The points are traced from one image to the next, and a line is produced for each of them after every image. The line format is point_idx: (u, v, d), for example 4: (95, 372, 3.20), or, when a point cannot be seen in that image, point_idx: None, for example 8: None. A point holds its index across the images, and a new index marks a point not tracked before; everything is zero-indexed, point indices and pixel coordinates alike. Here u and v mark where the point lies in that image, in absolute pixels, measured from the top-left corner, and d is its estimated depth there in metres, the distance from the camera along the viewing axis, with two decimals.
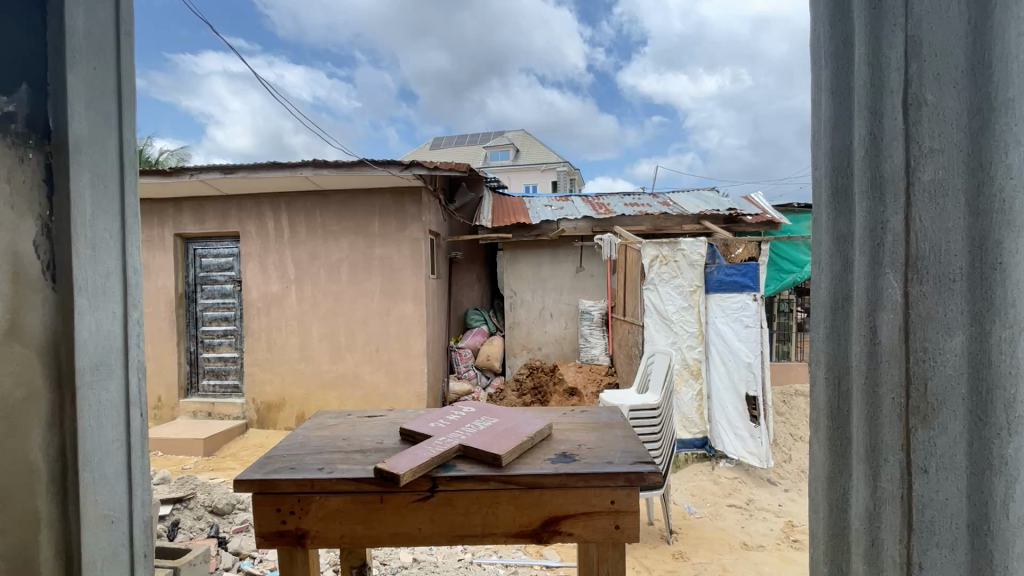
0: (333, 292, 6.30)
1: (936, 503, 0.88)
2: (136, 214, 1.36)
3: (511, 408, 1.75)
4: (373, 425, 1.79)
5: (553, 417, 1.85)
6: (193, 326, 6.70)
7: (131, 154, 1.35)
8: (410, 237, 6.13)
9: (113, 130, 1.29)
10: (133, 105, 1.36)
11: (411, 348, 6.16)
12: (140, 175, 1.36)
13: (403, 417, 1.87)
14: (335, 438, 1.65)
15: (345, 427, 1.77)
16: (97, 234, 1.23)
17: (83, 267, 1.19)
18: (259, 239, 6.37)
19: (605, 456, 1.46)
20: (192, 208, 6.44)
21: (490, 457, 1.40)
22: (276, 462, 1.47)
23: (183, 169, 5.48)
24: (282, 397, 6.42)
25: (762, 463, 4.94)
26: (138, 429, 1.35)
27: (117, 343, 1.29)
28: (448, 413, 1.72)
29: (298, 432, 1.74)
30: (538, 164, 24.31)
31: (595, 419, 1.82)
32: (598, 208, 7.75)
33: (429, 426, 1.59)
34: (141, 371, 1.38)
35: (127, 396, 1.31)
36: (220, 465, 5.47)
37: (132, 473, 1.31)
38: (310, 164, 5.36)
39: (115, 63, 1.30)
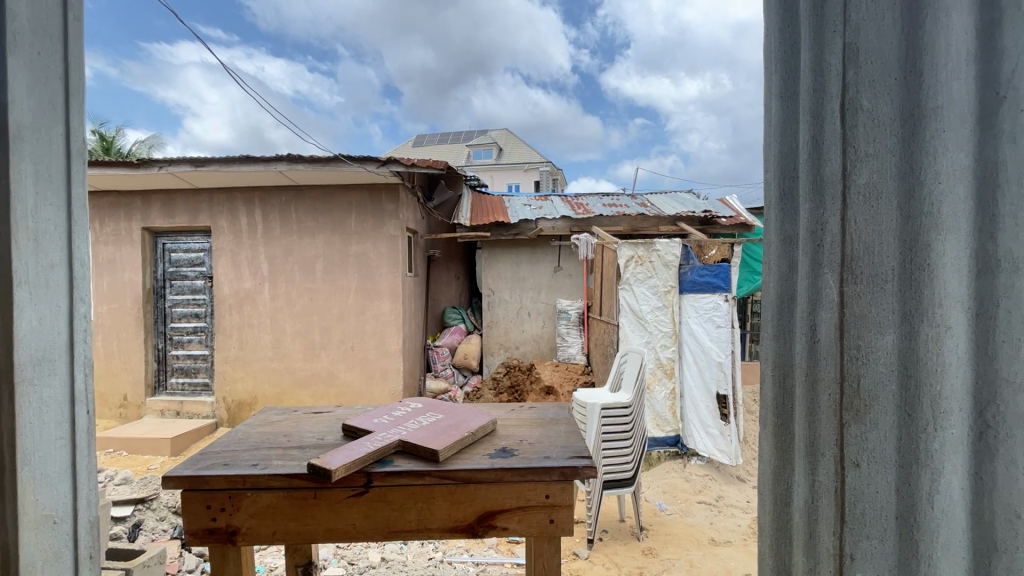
0: (308, 289, 6.21)
1: (866, 497, 0.91)
2: (85, 206, 1.32)
3: (457, 404, 1.75)
4: (319, 421, 1.76)
5: (501, 414, 1.85)
6: (161, 322, 6.54)
7: (80, 142, 1.30)
8: (387, 235, 6.08)
9: (60, 117, 1.24)
10: (83, 93, 1.32)
11: (387, 346, 6.11)
12: (88, 165, 1.31)
13: (350, 413, 1.86)
14: (275, 434, 1.63)
15: (291, 424, 1.75)
16: (41, 224, 1.19)
17: (23, 258, 1.15)
18: (231, 234, 6.24)
19: (542, 451, 1.47)
20: (162, 201, 6.29)
21: (429, 454, 1.38)
22: (212, 457, 1.45)
23: (152, 161, 5.34)
24: (254, 395, 6.30)
25: (733, 461, 5.02)
26: (86, 428, 1.31)
27: (64, 339, 1.25)
28: (393, 409, 1.70)
29: (247, 428, 1.71)
30: (521, 164, 24.37)
31: (542, 415, 1.83)
32: (577, 208, 7.79)
33: (372, 421, 1.58)
34: (90, 368, 1.33)
35: (74, 393, 1.27)
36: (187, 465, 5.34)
37: (77, 474, 1.26)
38: (285, 159, 5.28)
39: (62, 49, 1.26)
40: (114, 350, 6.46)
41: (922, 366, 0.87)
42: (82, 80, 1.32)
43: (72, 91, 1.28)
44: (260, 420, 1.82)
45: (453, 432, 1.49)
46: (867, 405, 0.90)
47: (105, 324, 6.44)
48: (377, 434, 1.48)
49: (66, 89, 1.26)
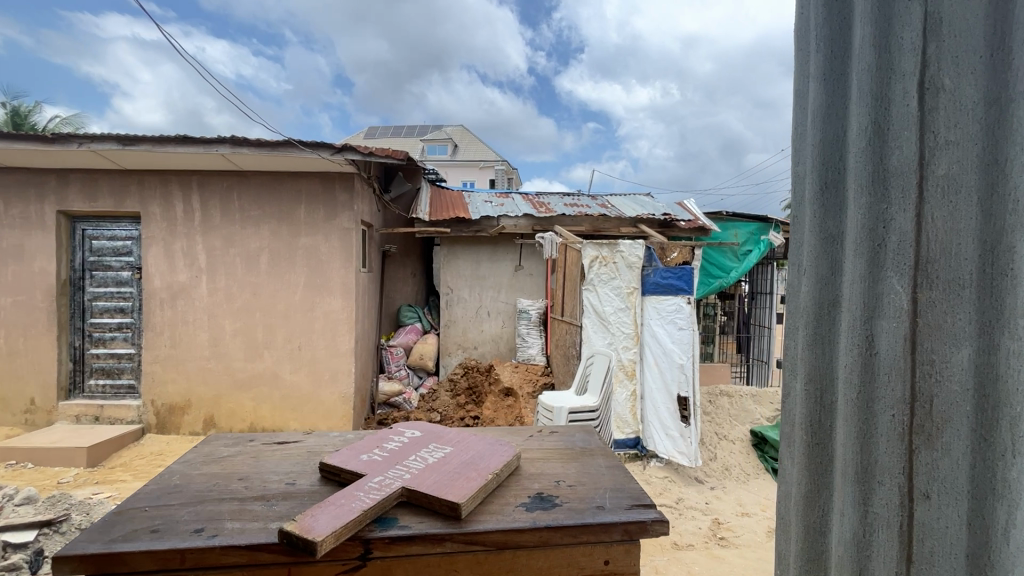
0: (251, 284, 5.74)
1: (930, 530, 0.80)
2: None
3: (464, 433, 1.53)
4: (280, 456, 1.51)
5: (517, 442, 1.66)
6: (79, 318, 5.87)
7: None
8: (340, 227, 5.70)
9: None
10: None
11: (338, 347, 5.74)
12: None
13: (320, 445, 1.61)
14: (226, 479, 1.36)
15: (246, 463, 1.47)
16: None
17: None
18: (164, 223, 5.67)
19: (592, 500, 1.28)
20: (82, 182, 5.63)
21: (443, 508, 1.16)
22: (134, 522, 1.17)
23: (71, 137, 4.73)
24: (187, 398, 5.77)
25: (692, 463, 5.09)
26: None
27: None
28: (384, 442, 1.47)
29: (187, 472, 1.41)
30: (477, 161, 24.23)
31: (569, 445, 1.63)
32: (539, 207, 7.70)
33: (361, 460, 1.33)
34: None
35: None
36: (107, 478, 4.80)
37: None
38: (227, 141, 4.82)
39: None
40: (20, 348, 5.73)
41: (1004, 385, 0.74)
42: None
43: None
44: (207, 456, 1.52)
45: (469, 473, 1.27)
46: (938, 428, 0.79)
47: (10, 319, 5.69)
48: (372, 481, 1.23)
49: None
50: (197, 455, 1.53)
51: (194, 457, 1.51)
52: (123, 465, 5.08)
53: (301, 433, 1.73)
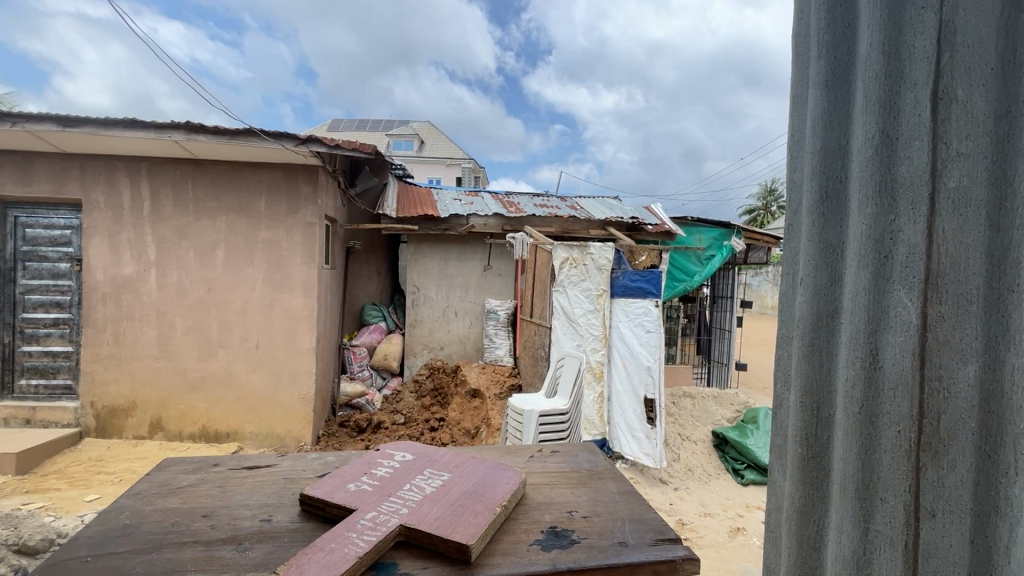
0: (205, 279, 5.42)
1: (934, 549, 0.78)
2: None
3: (461, 456, 1.42)
4: (246, 483, 1.37)
5: (520, 464, 1.56)
6: (10, 312, 5.39)
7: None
8: (302, 221, 5.46)
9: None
10: None
11: (299, 346, 5.50)
12: None
13: (291, 468, 1.48)
14: (187, 517, 1.19)
15: (210, 495, 1.30)
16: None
17: None
18: (109, 212, 5.29)
19: (613, 535, 1.17)
20: (16, 164, 5.17)
21: (448, 547, 1.03)
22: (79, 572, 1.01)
23: (3, 116, 4.33)
24: (132, 400, 5.40)
25: (656, 463, 5.17)
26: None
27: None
28: (372, 470, 1.34)
29: (139, 508, 1.24)
30: (444, 159, 24.05)
31: (577, 468, 1.54)
32: (508, 206, 7.65)
33: (349, 494, 1.20)
34: None
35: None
36: (38, 486, 4.42)
37: None
38: (182, 128, 4.53)
39: None
40: None
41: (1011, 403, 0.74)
42: None
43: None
44: (165, 487, 1.35)
45: (474, 506, 1.16)
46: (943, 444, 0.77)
47: None
48: (364, 518, 1.10)
49: None
50: (154, 485, 1.37)
51: (152, 489, 1.35)
52: (58, 473, 4.69)
53: (272, 455, 1.58)
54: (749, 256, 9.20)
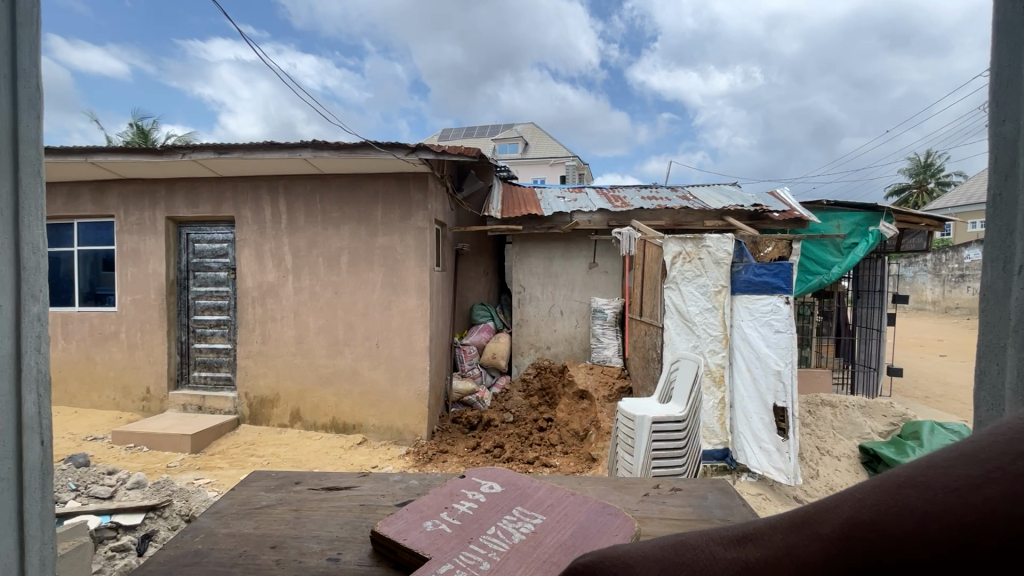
0: (332, 284, 5.95)
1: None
2: (41, 182, 1.24)
3: (554, 492, 1.31)
4: (324, 513, 1.40)
5: (633, 506, 1.41)
6: (185, 314, 6.39)
7: (30, 126, 1.21)
8: (414, 227, 5.74)
9: (4, 97, 1.15)
10: (33, 59, 1.22)
11: (413, 345, 5.79)
12: (43, 153, 1.24)
13: (379, 501, 1.48)
14: (256, 548, 1.22)
15: (285, 521, 1.35)
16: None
17: None
18: (255, 226, 6.01)
19: None
20: (186, 189, 6.11)
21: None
22: None
23: (175, 148, 5.12)
24: (277, 392, 6.08)
25: (790, 481, 4.56)
26: (35, 465, 1.22)
27: (6, 349, 1.16)
28: (454, 505, 1.29)
29: (213, 530, 1.30)
30: (548, 159, 24.10)
31: (706, 516, 1.35)
32: (614, 200, 7.36)
33: (423, 537, 1.15)
34: (41, 386, 1.25)
35: (19, 419, 1.18)
36: (207, 464, 5.17)
37: (24, 521, 1.18)
38: (310, 146, 4.99)
39: (9, 37, 1.17)
40: (137, 341, 6.34)
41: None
42: (33, 45, 1.22)
43: (16, 51, 1.18)
44: (244, 506, 1.44)
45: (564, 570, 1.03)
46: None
47: (129, 315, 6.32)
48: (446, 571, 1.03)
49: (13, 47, 1.18)
50: (235, 502, 1.46)
51: (232, 508, 1.43)
52: (221, 454, 5.45)
53: (354, 477, 1.66)
54: (903, 243, 7.86)
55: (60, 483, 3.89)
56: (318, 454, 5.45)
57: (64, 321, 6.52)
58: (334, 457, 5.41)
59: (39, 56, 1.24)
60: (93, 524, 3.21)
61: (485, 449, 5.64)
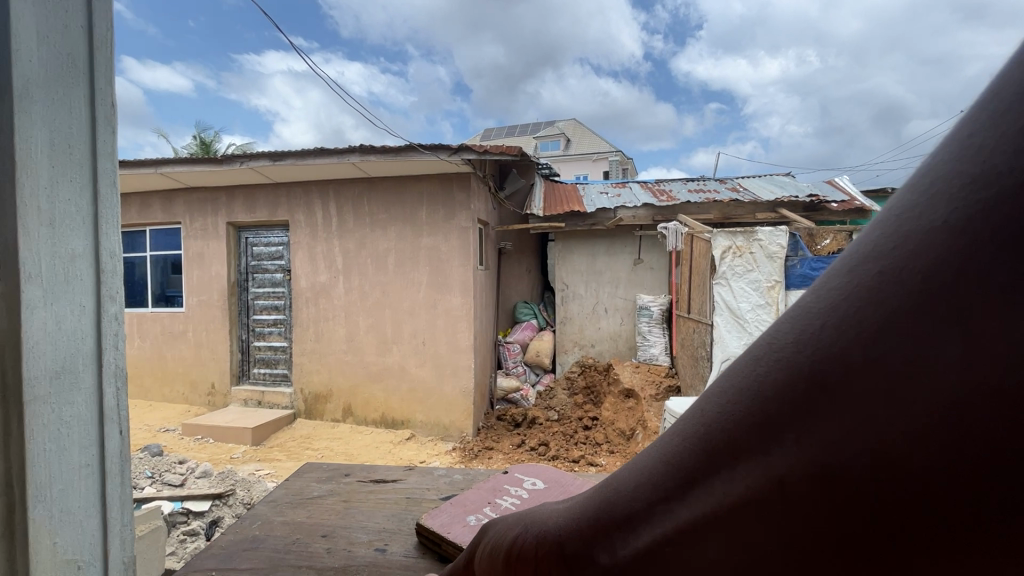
0: (380, 284, 6.12)
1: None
2: (115, 191, 1.34)
3: None
4: (372, 505, 1.45)
5: None
6: (245, 314, 6.76)
7: (106, 143, 1.31)
8: (458, 226, 5.81)
9: (84, 116, 1.26)
10: (107, 76, 1.32)
11: (458, 343, 5.88)
12: (116, 163, 1.34)
13: (423, 494, 1.51)
14: (308, 536, 1.27)
15: (335, 511, 1.40)
16: (58, 206, 1.18)
17: (36, 255, 1.13)
18: (307, 229, 6.27)
19: None
20: (244, 195, 6.45)
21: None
22: (248, 563, 1.15)
23: (234, 157, 5.41)
24: (330, 388, 6.33)
25: None
26: (114, 453, 1.33)
27: (89, 346, 1.26)
28: (497, 499, 1.31)
29: (270, 518, 1.37)
30: (591, 155, 23.83)
31: None
32: (660, 195, 7.18)
33: (467, 531, 1.16)
34: (118, 380, 1.36)
35: (100, 410, 1.29)
36: (267, 456, 5.46)
37: (106, 505, 1.29)
38: (357, 150, 5.14)
39: (88, 57, 1.27)
40: (203, 340, 6.77)
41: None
42: (107, 65, 1.33)
43: (94, 71, 1.28)
44: (298, 496, 1.50)
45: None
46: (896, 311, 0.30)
47: (195, 315, 6.75)
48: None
49: (91, 66, 1.28)
50: (288, 493, 1.53)
51: (286, 498, 1.49)
52: (279, 446, 5.73)
53: (400, 471, 1.70)
54: None
55: (137, 470, 4.21)
56: (368, 448, 5.63)
57: (140, 321, 7.05)
58: (384, 451, 5.57)
59: (112, 74, 1.35)
60: (167, 509, 3.46)
61: (530, 447, 5.65)
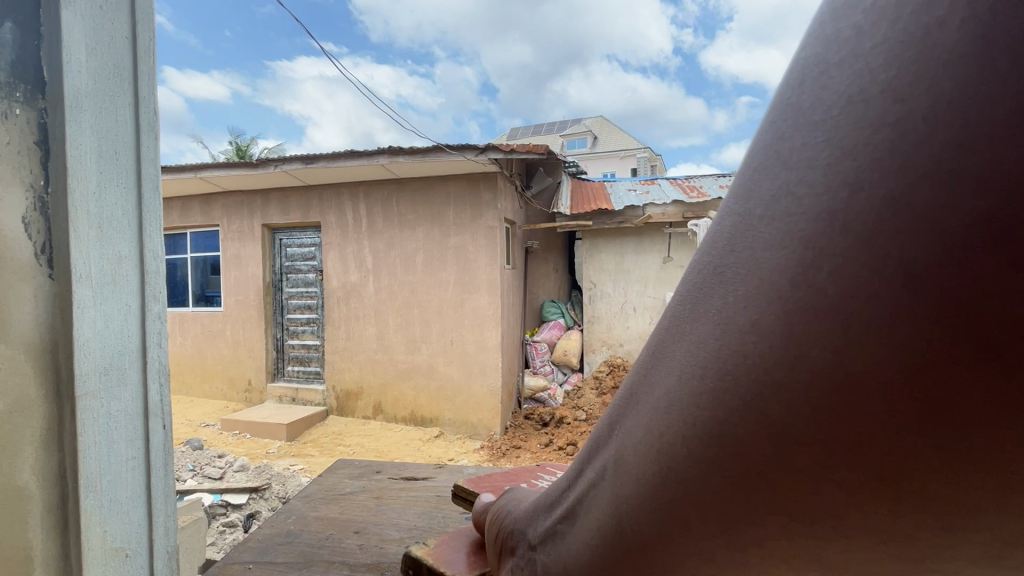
0: (408, 283, 6.20)
1: (800, 496, 0.36)
2: (156, 195, 1.39)
3: None
4: (401, 503, 1.46)
5: None
6: (280, 313, 6.96)
7: (150, 148, 1.37)
8: (485, 226, 5.84)
9: (129, 124, 1.31)
10: (149, 84, 1.38)
11: (486, 342, 5.90)
12: (158, 167, 1.39)
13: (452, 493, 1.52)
14: (341, 532, 1.30)
15: (366, 508, 1.43)
16: (105, 209, 1.23)
17: (86, 257, 1.19)
18: (339, 229, 6.40)
19: None
20: (278, 198, 6.63)
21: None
22: (283, 557, 1.18)
23: (268, 161, 5.57)
24: (360, 386, 6.45)
25: None
26: (159, 446, 1.39)
27: (135, 343, 1.32)
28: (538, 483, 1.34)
29: (304, 513, 1.40)
30: (619, 152, 23.55)
31: None
32: (690, 191, 7.05)
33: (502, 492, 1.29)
34: (162, 376, 1.42)
35: (145, 406, 1.34)
36: (300, 451, 5.61)
37: (151, 496, 1.35)
38: (386, 152, 5.22)
39: (132, 67, 1.33)
40: (240, 338, 7.02)
41: (908, 81, 0.30)
42: (150, 73, 1.38)
43: (138, 80, 1.34)
44: (331, 492, 1.54)
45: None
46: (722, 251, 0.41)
47: (233, 314, 6.99)
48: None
49: (134, 74, 1.33)
50: (322, 488, 1.56)
51: (320, 493, 1.53)
52: (312, 442, 5.88)
53: (430, 468, 1.73)
54: None
55: (179, 463, 4.40)
56: (398, 445, 5.72)
57: (181, 319, 7.36)
58: (413, 449, 5.65)
59: (154, 81, 1.40)
60: (208, 501, 3.61)
61: (558, 446, 5.64)
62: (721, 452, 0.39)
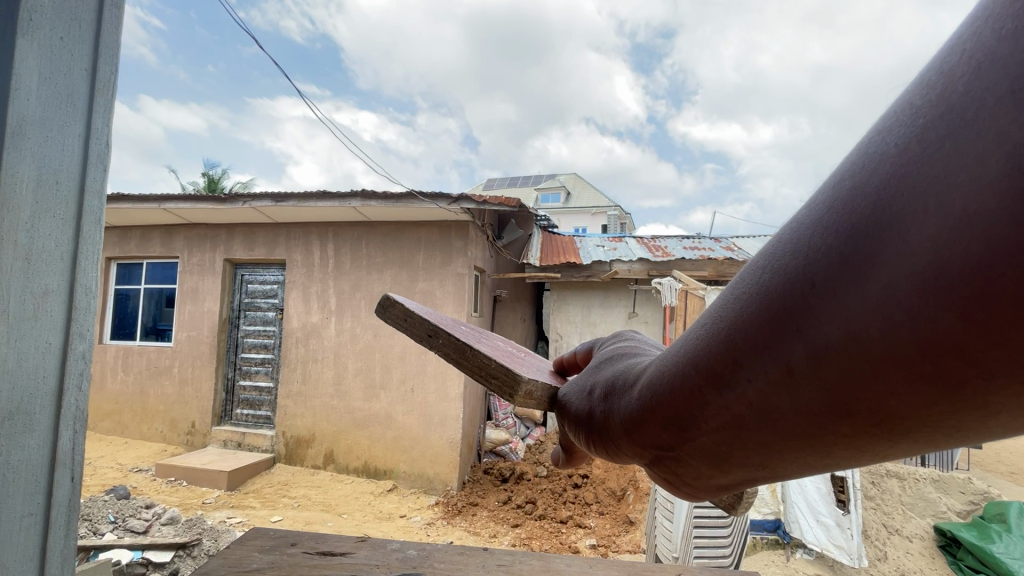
0: (372, 326, 6.05)
1: (990, 396, 0.34)
2: (96, 229, 1.35)
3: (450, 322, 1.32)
4: None
5: None
6: (233, 352, 6.66)
7: (95, 180, 1.34)
8: (454, 272, 5.84)
9: (77, 153, 1.28)
10: (101, 116, 1.35)
11: (449, 391, 5.76)
12: (102, 203, 1.36)
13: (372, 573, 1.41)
14: None
15: None
16: (36, 240, 1.17)
17: (14, 286, 1.12)
18: (304, 268, 6.29)
19: None
20: (244, 233, 6.50)
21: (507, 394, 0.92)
22: None
23: (238, 197, 5.48)
24: (313, 432, 6.12)
25: (853, 561, 4.31)
26: (61, 502, 1.26)
27: (50, 385, 1.23)
28: None
29: None
30: (591, 208, 24.45)
31: None
32: (655, 250, 7.30)
33: None
34: (77, 422, 1.32)
35: (54, 456, 1.23)
36: (240, 503, 5.22)
37: (44, 561, 1.21)
38: (359, 195, 5.24)
39: (86, 101, 1.30)
40: (188, 377, 6.63)
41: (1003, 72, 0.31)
42: (103, 106, 1.37)
43: (92, 112, 1.32)
44: (235, 568, 1.40)
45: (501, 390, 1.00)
46: (963, 110, 0.33)
47: (183, 351, 6.63)
48: None
49: (87, 110, 1.30)
50: (226, 563, 1.42)
51: (221, 570, 1.38)
52: (254, 492, 5.49)
53: (351, 542, 1.61)
54: None
55: (99, 513, 3.99)
56: (348, 499, 5.40)
57: (125, 354, 6.94)
58: (363, 503, 5.33)
59: (105, 115, 1.37)
60: (124, 559, 3.26)
61: (517, 504, 5.48)
62: (852, 373, 0.39)
